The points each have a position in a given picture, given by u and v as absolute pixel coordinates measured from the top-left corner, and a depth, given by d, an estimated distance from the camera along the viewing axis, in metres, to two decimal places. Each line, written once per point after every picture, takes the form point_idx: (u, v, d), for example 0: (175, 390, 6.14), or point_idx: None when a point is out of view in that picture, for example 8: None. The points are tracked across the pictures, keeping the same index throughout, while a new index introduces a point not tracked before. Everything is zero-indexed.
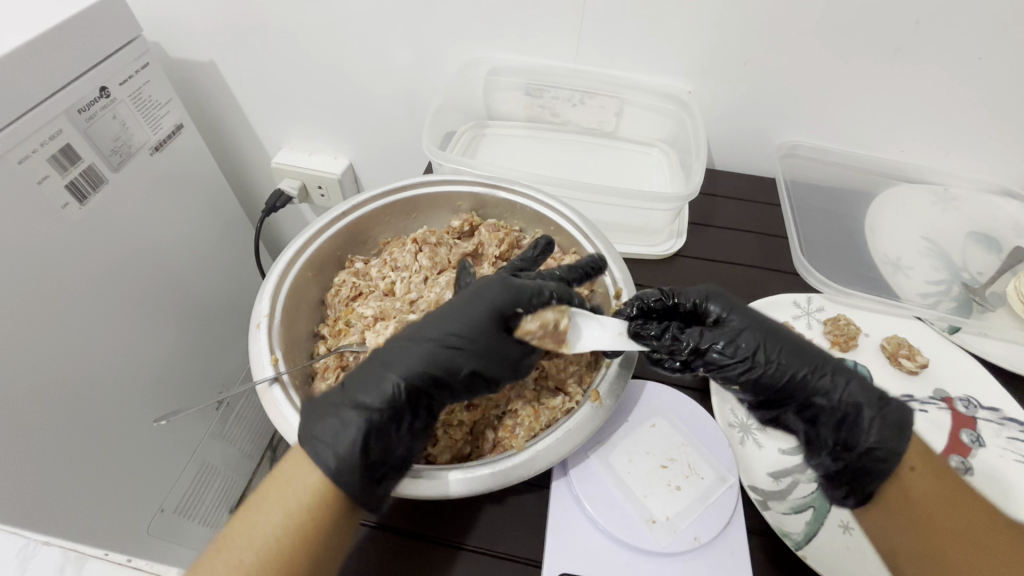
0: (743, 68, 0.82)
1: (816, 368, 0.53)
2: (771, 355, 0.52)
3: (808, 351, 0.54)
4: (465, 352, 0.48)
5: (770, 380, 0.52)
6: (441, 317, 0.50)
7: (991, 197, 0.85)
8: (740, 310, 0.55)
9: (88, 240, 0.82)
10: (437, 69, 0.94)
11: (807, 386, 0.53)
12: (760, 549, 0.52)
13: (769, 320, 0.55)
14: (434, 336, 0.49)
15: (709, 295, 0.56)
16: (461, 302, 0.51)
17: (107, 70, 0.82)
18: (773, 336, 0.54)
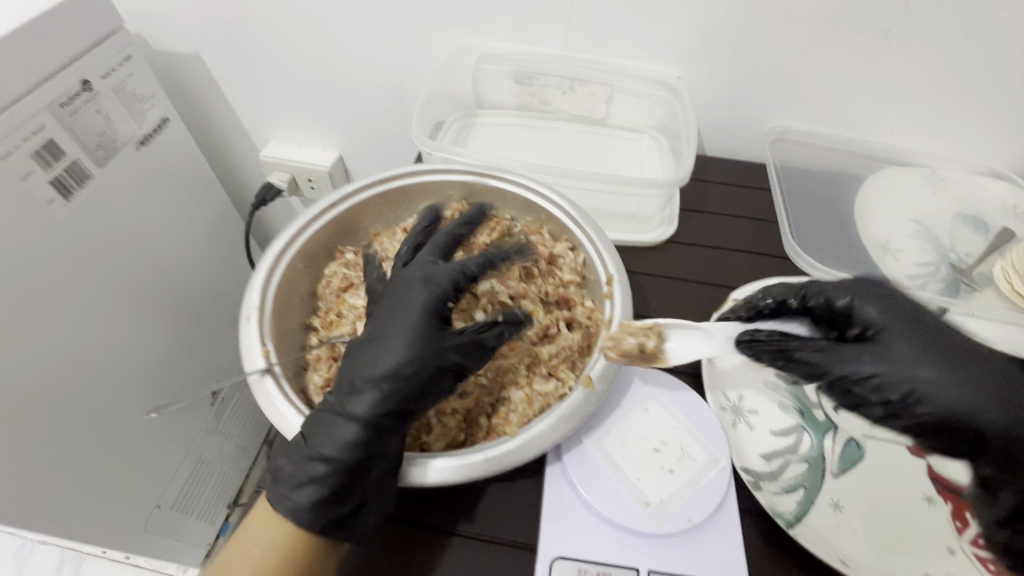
0: (732, 53, 0.82)
1: (953, 361, 0.47)
2: (893, 343, 0.49)
3: (977, 365, 0.47)
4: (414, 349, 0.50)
5: (884, 369, 0.48)
6: (377, 319, 0.52)
7: (979, 179, 0.86)
8: (874, 297, 0.52)
9: (76, 236, 0.81)
10: (425, 58, 0.93)
11: (932, 376, 0.46)
12: (751, 529, 0.52)
13: (931, 323, 0.50)
14: (378, 341, 0.51)
15: (836, 291, 0.53)
16: (391, 314, 0.52)
17: (89, 62, 0.80)
18: (907, 320, 0.50)
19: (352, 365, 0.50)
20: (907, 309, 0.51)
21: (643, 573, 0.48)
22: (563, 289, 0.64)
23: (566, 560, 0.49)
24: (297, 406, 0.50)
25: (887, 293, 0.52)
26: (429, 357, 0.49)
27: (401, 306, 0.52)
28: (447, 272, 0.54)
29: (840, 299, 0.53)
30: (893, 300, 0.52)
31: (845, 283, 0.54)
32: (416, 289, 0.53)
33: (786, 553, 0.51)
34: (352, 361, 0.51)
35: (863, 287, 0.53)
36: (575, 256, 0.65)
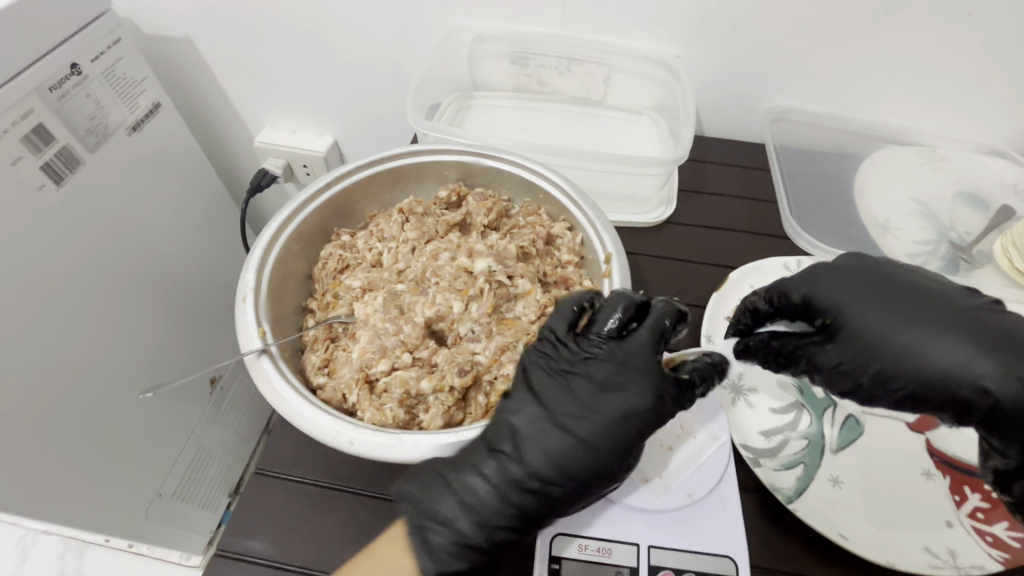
0: (730, 31, 0.81)
1: (918, 321, 0.48)
2: (846, 326, 0.51)
3: (937, 326, 0.48)
4: (618, 430, 0.46)
5: (846, 353, 0.50)
6: (566, 391, 0.48)
7: (979, 157, 0.85)
8: (824, 282, 0.53)
9: (69, 222, 0.80)
10: (420, 39, 0.92)
11: (895, 348, 0.48)
12: (751, 505, 0.53)
13: (888, 293, 0.50)
14: (569, 410, 0.47)
15: (791, 283, 0.55)
16: (605, 373, 0.48)
17: (78, 45, 0.79)
18: (857, 294, 0.51)
19: (530, 434, 0.47)
20: (862, 284, 0.52)
21: (643, 548, 0.48)
22: (561, 270, 0.64)
23: (565, 537, 0.49)
24: (293, 385, 0.49)
25: (840, 271, 0.53)
26: (624, 436, 0.46)
27: (609, 374, 0.48)
28: (642, 344, 0.48)
29: (794, 293, 0.54)
30: (844, 276, 0.53)
31: (803, 271, 0.55)
32: (639, 349, 0.48)
33: (785, 528, 0.51)
34: (528, 427, 0.47)
35: (811, 274, 0.54)
36: (573, 236, 0.65)
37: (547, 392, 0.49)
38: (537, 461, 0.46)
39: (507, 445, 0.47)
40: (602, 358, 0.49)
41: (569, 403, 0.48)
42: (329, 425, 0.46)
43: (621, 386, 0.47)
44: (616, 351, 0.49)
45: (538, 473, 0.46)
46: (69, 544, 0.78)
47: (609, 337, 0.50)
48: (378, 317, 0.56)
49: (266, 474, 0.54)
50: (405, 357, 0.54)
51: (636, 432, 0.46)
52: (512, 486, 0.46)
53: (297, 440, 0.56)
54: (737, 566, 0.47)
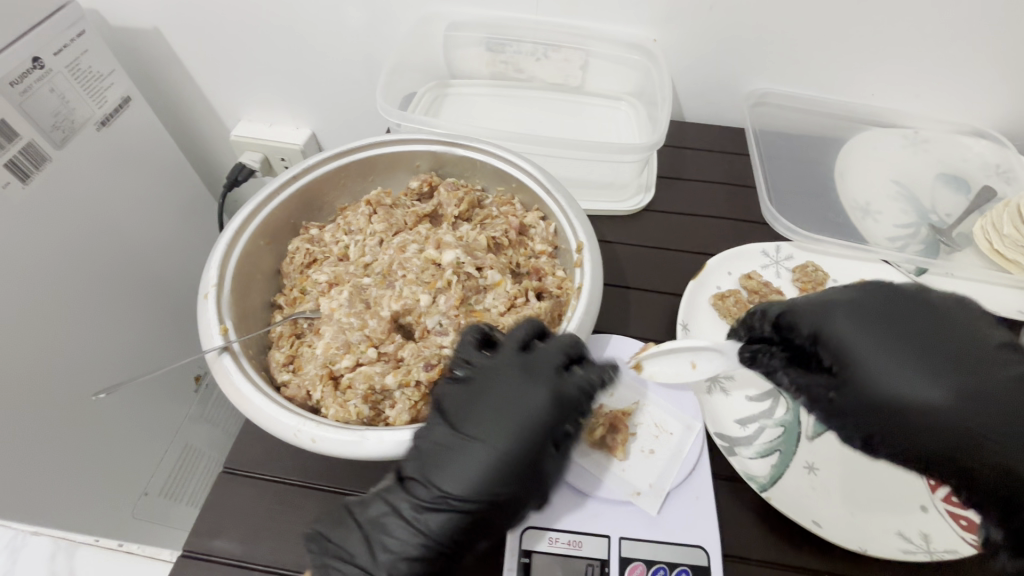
0: (708, 13, 0.79)
1: (937, 380, 0.44)
2: (851, 368, 0.47)
3: (956, 388, 0.43)
4: (513, 444, 0.45)
5: (845, 397, 0.47)
6: (472, 407, 0.47)
7: (961, 138, 0.84)
8: (838, 315, 0.48)
9: (36, 220, 0.78)
10: (393, 27, 0.90)
11: (901, 409, 0.44)
12: (726, 493, 0.52)
13: (911, 343, 0.46)
14: (474, 426, 0.46)
15: (803, 313, 0.50)
16: (503, 388, 0.47)
17: (39, 38, 0.77)
18: (873, 342, 0.46)
19: (436, 453, 0.45)
20: (885, 328, 0.47)
21: (614, 540, 0.48)
22: (534, 260, 0.63)
23: (535, 530, 0.48)
24: (255, 383, 0.48)
25: (858, 306, 0.49)
26: (526, 446, 0.45)
27: (507, 388, 0.47)
28: (550, 355, 0.48)
29: (804, 325, 0.49)
30: (865, 318, 0.48)
31: (816, 300, 0.50)
32: (547, 359, 0.48)
33: (759, 516, 0.51)
34: (435, 445, 0.46)
35: (825, 304, 0.49)
36: (546, 225, 0.64)
37: (454, 408, 0.47)
38: (446, 480, 0.44)
39: (418, 466, 0.45)
40: (497, 372, 0.48)
41: (469, 425, 0.46)
42: (291, 423, 0.46)
43: (519, 399, 0.47)
44: (512, 365, 0.48)
45: (448, 492, 0.44)
46: (62, 544, 0.50)
47: (510, 350, 0.50)
48: (343, 311, 0.55)
49: (235, 473, 0.53)
50: (370, 352, 0.53)
51: (539, 440, 0.46)
52: (426, 508, 0.44)
53: (265, 438, 0.55)
54: (709, 556, 0.47)
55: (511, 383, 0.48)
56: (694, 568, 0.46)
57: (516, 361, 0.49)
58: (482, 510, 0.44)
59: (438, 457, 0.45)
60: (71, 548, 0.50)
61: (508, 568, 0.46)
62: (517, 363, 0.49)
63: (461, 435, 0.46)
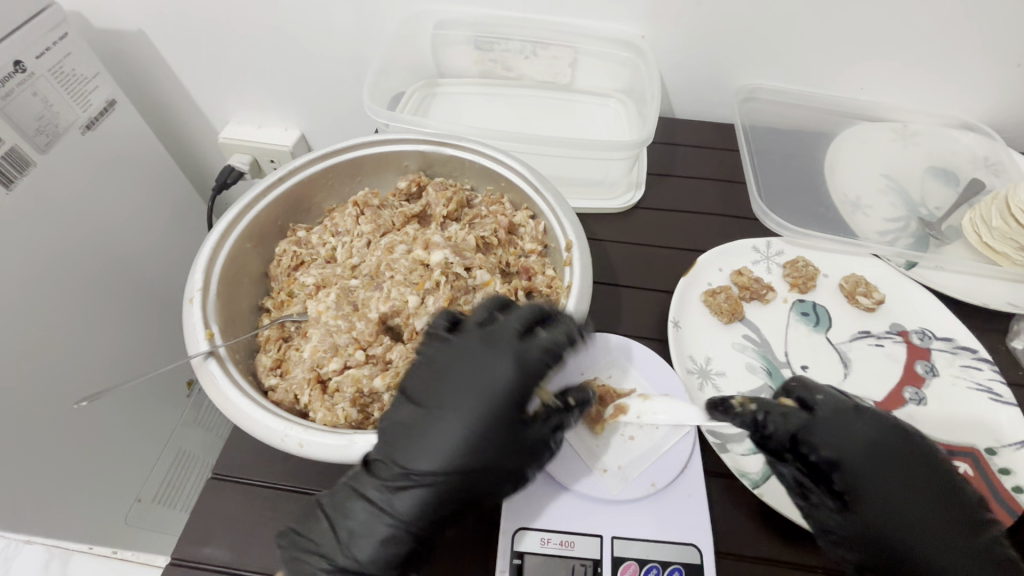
0: (696, 9, 0.79)
1: (929, 519, 0.45)
2: (864, 505, 0.46)
3: (943, 527, 0.45)
4: (477, 410, 0.45)
5: (852, 528, 0.46)
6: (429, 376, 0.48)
7: (949, 131, 0.84)
8: (862, 451, 0.46)
9: (20, 226, 0.77)
10: (381, 26, 0.89)
11: (897, 540, 0.45)
12: (718, 490, 0.52)
13: (913, 476, 0.46)
14: (431, 398, 0.47)
15: (826, 437, 0.47)
16: (464, 358, 0.47)
17: (20, 41, 0.76)
18: (884, 475, 0.46)
19: (399, 428, 0.46)
20: (896, 459, 0.46)
21: (606, 539, 0.48)
22: (524, 259, 0.62)
23: (528, 531, 0.48)
24: (242, 388, 0.48)
25: (882, 446, 0.47)
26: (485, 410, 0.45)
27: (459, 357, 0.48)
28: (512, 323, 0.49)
29: (825, 452, 0.47)
30: (882, 448, 0.47)
31: (838, 422, 0.48)
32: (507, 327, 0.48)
33: (751, 514, 0.51)
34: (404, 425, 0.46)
35: (846, 433, 0.47)
36: (535, 224, 0.63)
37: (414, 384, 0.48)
38: (408, 457, 0.45)
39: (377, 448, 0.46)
40: (452, 343, 0.49)
41: (430, 395, 0.47)
42: (278, 428, 0.45)
43: (479, 364, 0.47)
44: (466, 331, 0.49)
45: (411, 469, 0.44)
46: (56, 553, 0.49)
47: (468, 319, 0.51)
48: (330, 314, 0.54)
49: (224, 479, 0.52)
50: (358, 354, 0.53)
51: (497, 407, 0.46)
52: (393, 486, 0.44)
53: (255, 443, 0.55)
54: (701, 554, 0.47)
55: (468, 353, 0.48)
56: (686, 566, 0.46)
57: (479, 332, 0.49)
58: (448, 483, 0.44)
59: (400, 438, 0.46)
60: (64, 556, 0.49)
61: (501, 570, 0.46)
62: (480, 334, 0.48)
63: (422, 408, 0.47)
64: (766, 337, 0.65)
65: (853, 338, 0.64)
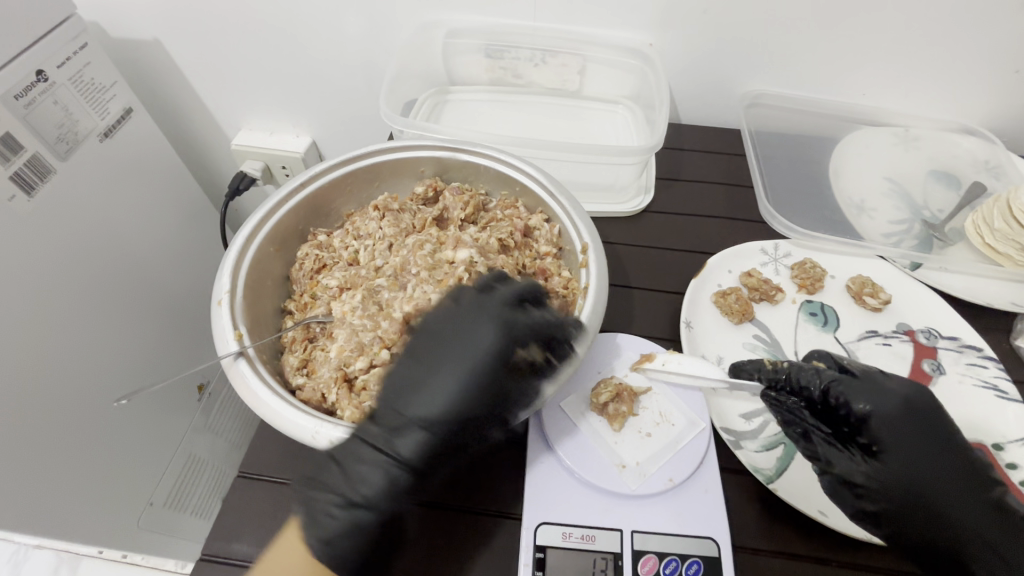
0: (701, 17, 0.81)
1: (947, 478, 0.48)
2: (890, 457, 0.49)
3: (958, 485, 0.48)
4: (442, 391, 0.50)
5: (879, 478, 0.48)
6: (429, 385, 0.51)
7: (951, 135, 0.86)
8: (896, 408, 0.50)
9: (38, 231, 0.79)
10: (393, 34, 0.91)
11: (916, 495, 0.48)
12: (733, 485, 0.53)
13: (935, 438, 0.49)
14: (448, 425, 0.49)
15: (859, 393, 0.51)
16: (450, 337, 0.52)
17: (43, 51, 0.77)
18: (913, 434, 0.49)
19: (405, 445, 0.48)
20: (925, 422, 0.50)
21: (627, 533, 0.49)
22: (540, 261, 0.64)
23: (549, 526, 0.49)
24: (271, 386, 0.49)
25: (915, 404, 0.50)
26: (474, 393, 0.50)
27: (477, 368, 0.50)
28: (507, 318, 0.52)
29: (859, 403, 0.50)
30: (913, 410, 0.50)
31: (873, 383, 0.51)
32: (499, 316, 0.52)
33: (767, 509, 0.52)
34: (398, 399, 0.50)
35: (882, 390, 0.51)
36: (551, 227, 0.65)
37: (423, 408, 0.49)
38: (381, 443, 0.48)
39: (375, 481, 0.47)
40: (450, 323, 0.53)
41: (421, 381, 0.51)
42: (308, 424, 0.46)
43: (471, 340, 0.52)
44: (471, 341, 0.51)
45: (398, 453, 0.48)
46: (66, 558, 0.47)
47: (473, 342, 0.51)
48: (355, 314, 0.56)
49: (250, 477, 0.53)
50: (384, 353, 0.54)
51: (482, 383, 0.50)
52: (375, 465, 0.47)
53: (279, 443, 0.56)
54: (719, 547, 0.48)
55: (459, 332, 0.52)
56: (705, 559, 0.47)
57: (470, 309, 0.53)
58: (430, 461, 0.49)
59: (389, 417, 0.49)
60: (74, 560, 0.47)
61: (524, 564, 0.47)
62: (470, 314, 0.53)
63: (433, 428, 0.49)
64: (776, 337, 0.66)
65: (861, 337, 0.66)
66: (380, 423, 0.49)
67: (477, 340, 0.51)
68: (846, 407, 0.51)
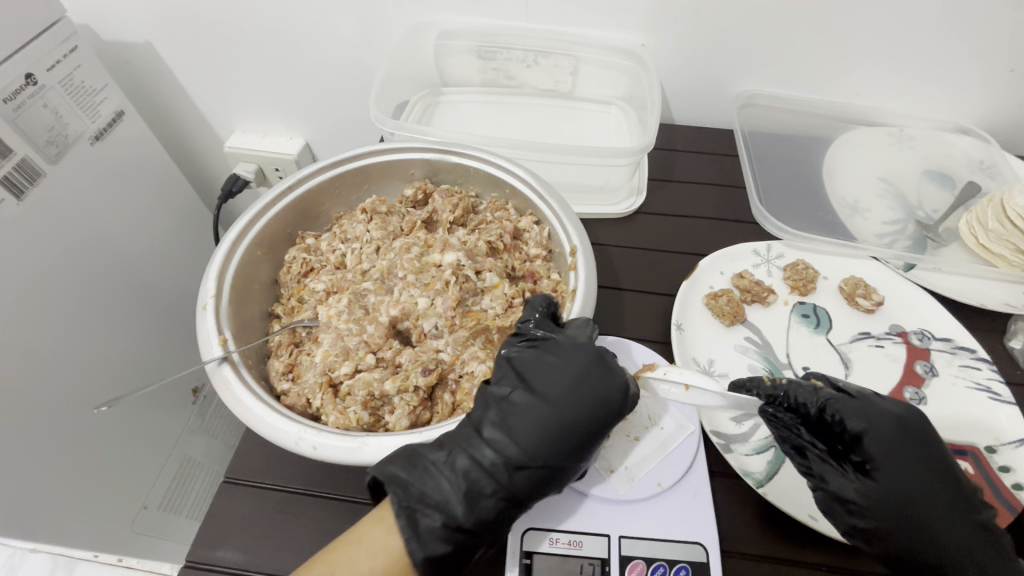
0: (694, 17, 0.81)
1: (938, 497, 0.47)
2: (883, 476, 0.48)
3: (951, 504, 0.47)
4: (556, 426, 0.47)
5: (870, 497, 0.47)
6: (546, 421, 0.47)
7: (945, 135, 0.86)
8: (888, 426, 0.49)
9: (27, 234, 0.78)
10: (385, 36, 0.91)
11: (907, 513, 0.47)
12: (723, 490, 0.53)
13: (929, 457, 0.48)
14: (559, 468, 0.47)
15: (854, 412, 0.50)
16: (568, 372, 0.49)
17: (33, 54, 0.77)
18: (905, 453, 0.48)
19: (520, 479, 0.46)
20: (920, 441, 0.49)
21: (615, 539, 0.48)
22: (529, 264, 0.64)
23: (537, 532, 0.49)
24: (255, 392, 0.49)
25: (908, 422, 0.49)
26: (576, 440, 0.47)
27: (596, 417, 0.47)
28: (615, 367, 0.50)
29: (853, 422, 0.49)
30: (907, 429, 0.49)
31: (867, 401, 0.50)
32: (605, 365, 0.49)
33: (757, 514, 0.51)
34: (513, 419, 0.48)
35: (875, 408, 0.50)
36: (540, 229, 0.64)
37: (542, 447, 0.46)
38: (494, 469, 0.46)
39: (486, 510, 0.45)
40: (573, 356, 0.50)
41: (537, 409, 0.48)
42: (291, 431, 0.46)
43: (592, 379, 0.49)
44: (597, 385, 0.48)
45: (512, 479, 0.46)
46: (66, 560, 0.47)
47: (600, 396, 0.48)
48: (341, 318, 0.56)
49: (236, 483, 0.53)
50: (368, 358, 0.54)
51: (594, 425, 0.47)
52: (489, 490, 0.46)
53: (266, 449, 0.55)
54: (708, 552, 0.47)
55: (572, 368, 0.49)
56: (693, 564, 0.47)
57: (583, 349, 0.50)
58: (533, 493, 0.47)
59: (504, 442, 0.47)
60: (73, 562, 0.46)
61: (510, 570, 0.47)
62: (587, 354, 0.50)
63: (551, 465, 0.46)
64: (768, 339, 0.66)
65: (853, 339, 0.65)
66: (501, 457, 0.46)
67: (602, 390, 0.48)
68: (842, 425, 0.50)
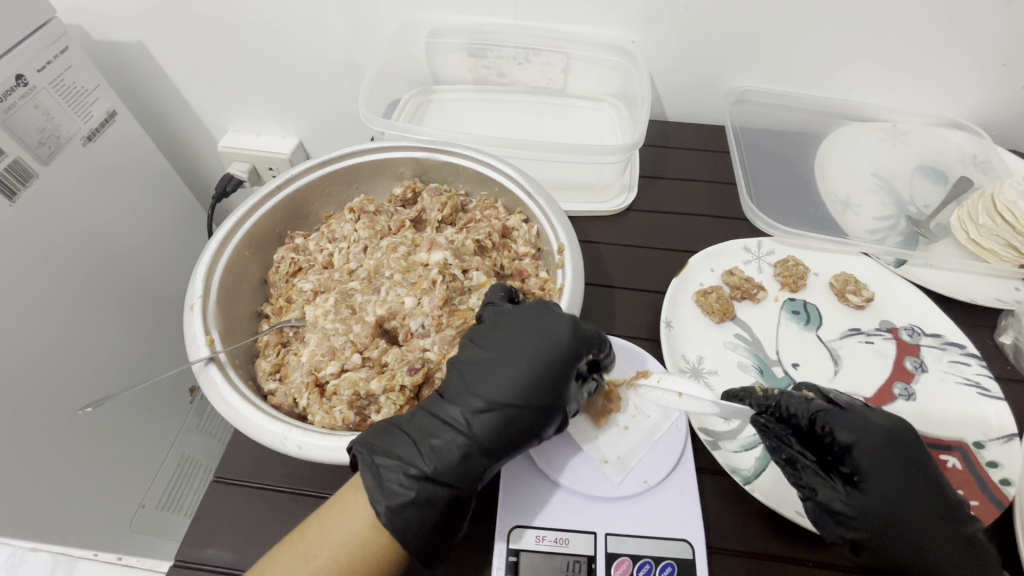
0: (684, 14, 0.80)
1: (929, 513, 0.46)
2: (873, 490, 0.47)
3: (942, 519, 0.46)
4: (511, 371, 0.49)
5: (859, 510, 0.47)
6: (503, 370, 0.49)
7: (938, 130, 0.85)
8: (879, 440, 0.48)
9: (20, 235, 0.78)
10: (376, 34, 0.91)
11: (897, 528, 0.46)
12: (711, 487, 0.53)
13: (918, 470, 0.48)
14: (523, 412, 0.48)
15: (843, 424, 0.49)
16: (520, 326, 0.51)
17: (23, 55, 0.77)
18: (896, 467, 0.47)
19: (481, 424, 0.47)
20: (908, 454, 0.48)
21: (601, 536, 0.49)
22: (518, 263, 0.64)
23: (523, 529, 0.49)
24: (241, 392, 0.49)
25: (897, 434, 0.49)
26: (538, 383, 0.49)
27: (551, 364, 0.49)
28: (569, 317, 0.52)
29: (842, 433, 0.49)
30: (897, 442, 0.48)
31: (858, 413, 0.49)
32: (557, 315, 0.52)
33: (744, 510, 0.51)
34: (469, 380, 0.50)
35: (866, 420, 0.49)
36: (529, 228, 0.64)
37: (498, 392, 0.48)
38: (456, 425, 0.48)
39: (450, 457, 0.46)
40: (523, 311, 0.52)
41: (492, 361, 0.50)
42: (277, 430, 0.46)
43: (542, 328, 0.51)
44: (548, 332, 0.50)
45: (469, 426, 0.47)
46: (61, 559, 0.48)
47: (552, 342, 0.50)
48: (328, 318, 0.56)
49: (226, 481, 0.53)
50: (355, 357, 0.54)
51: (551, 369, 0.49)
52: (446, 440, 0.47)
53: (255, 448, 0.55)
54: (694, 549, 0.48)
55: (525, 321, 0.52)
56: (679, 561, 0.47)
57: (537, 307, 0.53)
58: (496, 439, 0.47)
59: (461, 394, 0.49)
60: (70, 562, 0.48)
61: (496, 567, 0.47)
62: (539, 309, 0.53)
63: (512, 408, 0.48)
64: (758, 336, 0.66)
65: (843, 335, 0.65)
66: (462, 407, 0.48)
67: (553, 336, 0.50)
68: (832, 438, 0.49)
